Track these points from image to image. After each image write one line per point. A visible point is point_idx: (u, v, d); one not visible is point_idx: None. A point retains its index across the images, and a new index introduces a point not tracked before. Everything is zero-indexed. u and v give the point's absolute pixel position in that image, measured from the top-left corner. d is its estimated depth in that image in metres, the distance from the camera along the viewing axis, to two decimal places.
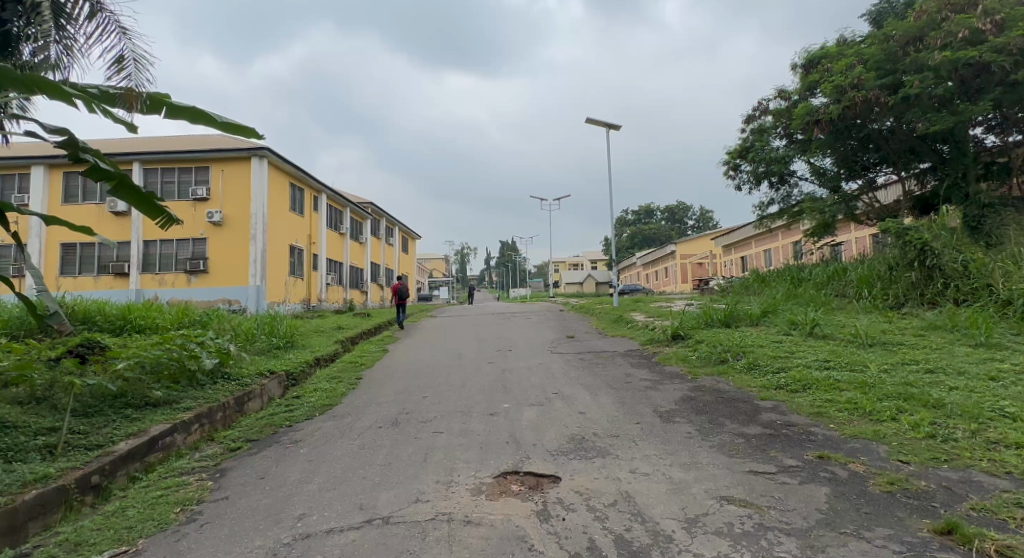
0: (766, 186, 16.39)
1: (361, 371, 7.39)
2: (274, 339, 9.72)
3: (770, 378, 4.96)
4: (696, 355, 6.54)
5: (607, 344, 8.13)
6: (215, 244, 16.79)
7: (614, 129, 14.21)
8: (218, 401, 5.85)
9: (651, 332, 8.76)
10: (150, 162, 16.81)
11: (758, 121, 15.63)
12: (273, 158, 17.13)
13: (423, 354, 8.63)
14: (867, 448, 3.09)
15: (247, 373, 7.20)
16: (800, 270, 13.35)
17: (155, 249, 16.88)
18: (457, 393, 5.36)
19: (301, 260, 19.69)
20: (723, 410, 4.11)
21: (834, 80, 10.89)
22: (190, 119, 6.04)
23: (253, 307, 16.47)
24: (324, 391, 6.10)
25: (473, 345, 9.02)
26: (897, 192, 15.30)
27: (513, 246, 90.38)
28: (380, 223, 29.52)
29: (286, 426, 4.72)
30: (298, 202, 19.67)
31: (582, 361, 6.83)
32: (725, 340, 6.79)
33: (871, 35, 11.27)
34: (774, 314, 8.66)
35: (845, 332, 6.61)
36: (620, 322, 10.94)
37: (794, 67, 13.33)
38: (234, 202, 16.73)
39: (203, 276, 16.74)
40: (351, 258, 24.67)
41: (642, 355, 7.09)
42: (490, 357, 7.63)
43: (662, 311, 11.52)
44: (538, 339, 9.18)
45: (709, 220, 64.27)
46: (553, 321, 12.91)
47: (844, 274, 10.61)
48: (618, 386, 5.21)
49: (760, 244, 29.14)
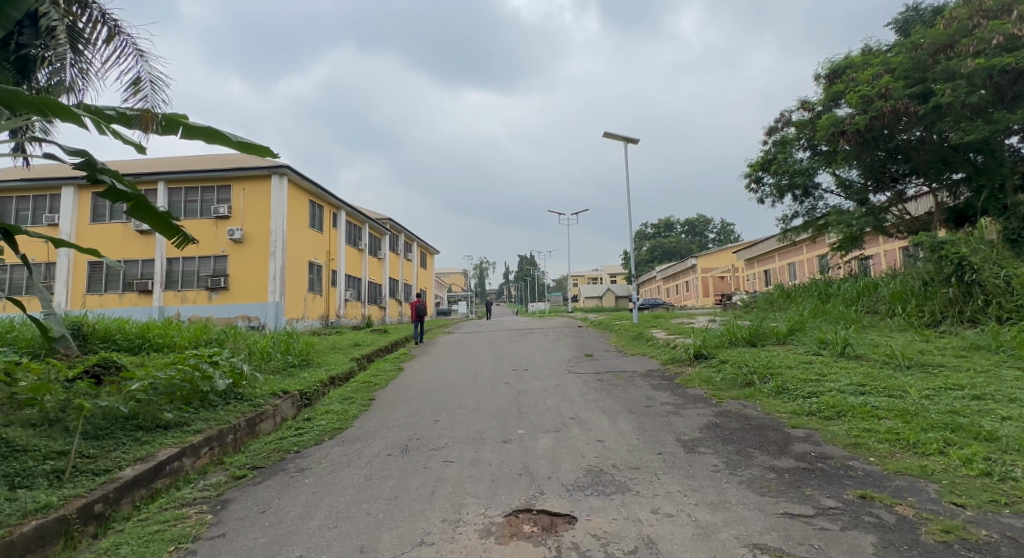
0: (790, 199, 16.01)
1: (374, 391, 7.27)
2: (290, 357, 9.70)
3: (801, 403, 4.66)
4: (720, 377, 6.24)
5: (626, 363, 7.88)
6: (236, 261, 17.00)
7: (631, 143, 14.04)
8: (230, 424, 5.77)
9: (672, 350, 8.47)
10: (174, 182, 17.20)
11: (780, 133, 15.31)
12: (293, 176, 17.36)
13: (438, 373, 8.49)
14: (914, 487, 2.81)
15: (260, 393, 7.13)
16: (827, 284, 12.91)
17: (178, 266, 17.17)
18: (471, 417, 5.18)
19: (320, 277, 19.83)
20: (751, 440, 3.84)
21: (859, 90, 10.60)
22: (206, 139, 6.08)
23: (272, 323, 16.57)
24: (336, 413, 5.98)
25: (489, 364, 8.85)
26: (928, 204, 14.78)
27: (531, 261, 90.31)
28: (399, 239, 29.73)
29: (294, 452, 4.60)
30: (317, 219, 19.89)
31: (600, 382, 6.59)
32: (751, 361, 6.48)
33: (899, 43, 10.97)
34: (802, 331, 8.30)
35: (879, 353, 6.26)
36: (640, 339, 10.65)
37: (817, 78, 13.04)
38: (255, 220, 16.96)
39: (224, 293, 16.94)
40: (370, 274, 24.81)
41: (663, 375, 6.82)
42: (506, 377, 7.44)
43: (683, 328, 11.22)
44: (556, 357, 8.96)
45: (731, 233, 63.38)
46: (571, 337, 12.67)
47: (875, 290, 10.20)
48: (638, 410, 4.96)
49: (784, 257, 28.53)
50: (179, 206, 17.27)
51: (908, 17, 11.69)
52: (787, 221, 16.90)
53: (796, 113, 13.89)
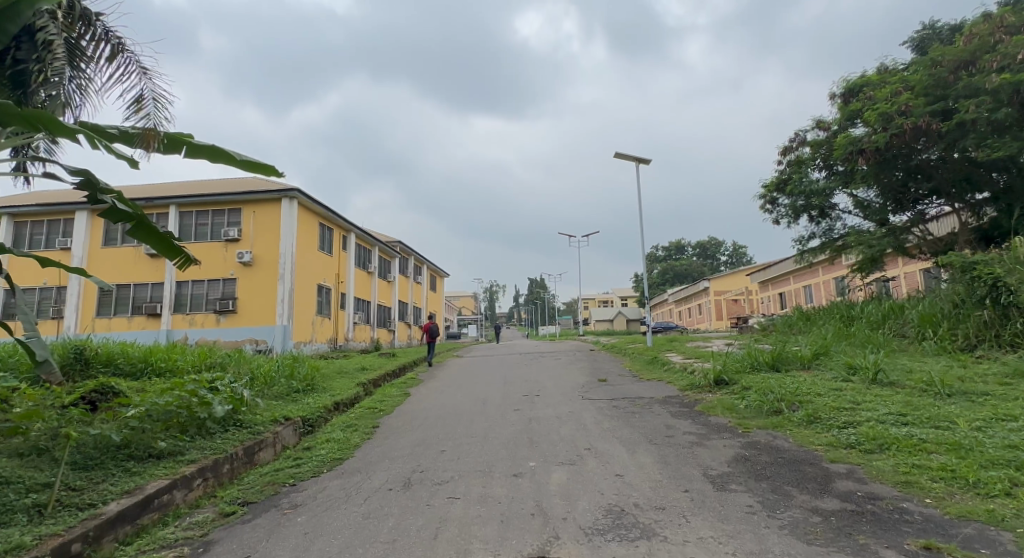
0: (806, 220, 15.69)
1: (379, 418, 6.97)
2: (294, 382, 9.45)
3: (838, 434, 4.28)
4: (744, 404, 5.86)
5: (642, 389, 7.51)
6: (244, 284, 16.94)
7: (643, 162, 13.83)
8: (226, 452, 5.50)
9: (690, 375, 8.10)
10: (186, 206, 17.33)
11: (795, 152, 15.05)
12: (303, 199, 17.40)
13: (445, 398, 8.17)
14: (984, 536, 2.45)
15: (260, 420, 6.86)
16: (849, 307, 12.49)
17: (187, 289, 17.14)
18: (478, 447, 4.86)
19: (329, 300, 19.69)
20: (787, 476, 3.48)
21: (877, 108, 10.38)
22: (210, 158, 5.99)
23: (280, 346, 16.37)
24: (337, 441, 5.70)
25: (499, 389, 8.52)
26: (951, 223, 14.36)
27: (542, 284, 90.13)
28: (409, 262, 29.67)
29: (289, 485, 4.30)
30: (327, 242, 19.87)
31: (616, 410, 6.23)
32: (777, 387, 6.10)
33: (917, 61, 10.78)
34: (827, 356, 7.89)
35: (915, 380, 5.87)
36: (656, 364, 10.25)
37: (832, 96, 12.85)
38: (265, 243, 16.95)
39: (232, 316, 16.84)
40: (379, 297, 24.67)
41: (682, 402, 6.45)
42: (516, 403, 7.11)
43: (700, 352, 10.83)
44: (568, 383, 8.60)
45: (743, 256, 62.84)
46: (583, 362, 12.29)
47: (902, 312, 9.78)
48: (659, 440, 4.61)
49: (800, 279, 28.05)
50: (189, 230, 17.33)
51: (924, 36, 11.54)
52: (804, 242, 16.54)
53: (811, 133, 13.66)
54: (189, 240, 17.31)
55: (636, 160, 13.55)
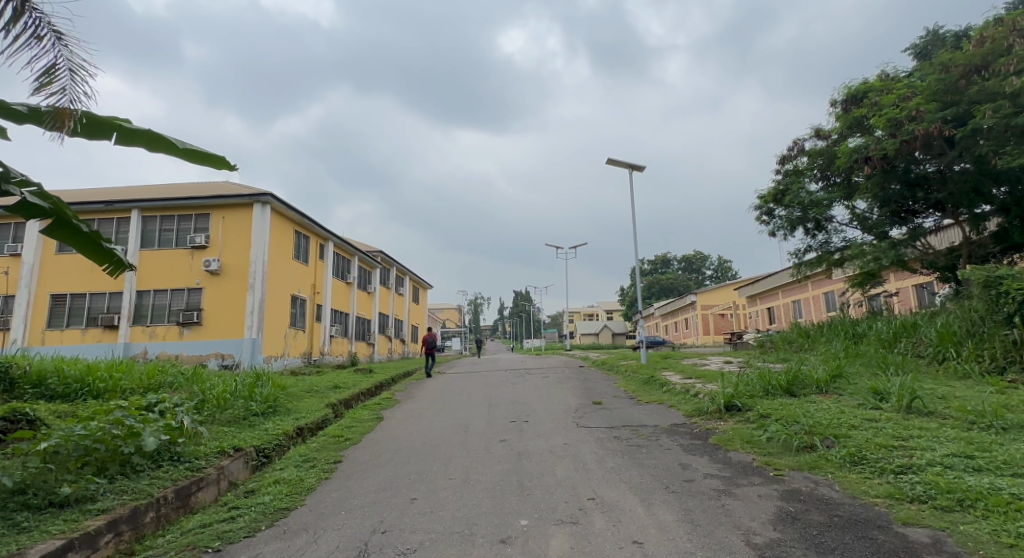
0: (803, 233, 15.17)
1: (341, 450, 6.04)
2: (254, 404, 8.46)
3: (897, 482, 3.50)
4: (767, 437, 5.07)
5: (644, 415, 6.70)
6: (211, 295, 15.83)
7: (637, 169, 13.12)
8: (150, 497, 4.51)
9: (695, 399, 7.32)
10: (149, 211, 16.22)
11: (792, 162, 14.56)
12: (277, 205, 16.43)
13: (421, 424, 7.25)
14: None
15: (203, 452, 5.87)
16: (852, 323, 11.87)
17: (149, 300, 15.98)
18: (458, 495, 3.99)
19: (303, 312, 18.61)
20: (858, 548, 2.66)
21: (884, 115, 9.89)
22: (147, 146, 5.04)
23: (247, 361, 15.23)
24: (288, 481, 4.77)
25: (483, 414, 7.65)
26: (952, 236, 13.86)
27: (527, 296, 89.38)
28: (390, 272, 28.70)
29: (213, 550, 3.36)
30: (303, 250, 18.85)
31: (618, 442, 5.39)
32: (802, 417, 5.33)
33: (923, 67, 10.36)
34: (845, 379, 7.17)
35: (959, 409, 5.15)
36: (653, 384, 9.45)
37: (832, 104, 12.38)
38: (234, 251, 15.92)
39: (196, 328, 15.69)
40: (358, 309, 23.60)
41: (692, 433, 5.63)
42: (502, 432, 6.24)
43: (700, 371, 10.09)
44: (559, 406, 7.75)
45: (728, 271, 62.94)
46: (574, 380, 11.44)
47: (915, 330, 9.14)
48: (677, 489, 3.77)
49: (789, 294, 27.83)
50: (152, 236, 16.20)
51: (929, 42, 11.14)
52: (801, 255, 16.03)
53: (810, 141, 13.17)
54: (152, 247, 16.17)
55: (629, 166, 12.83)
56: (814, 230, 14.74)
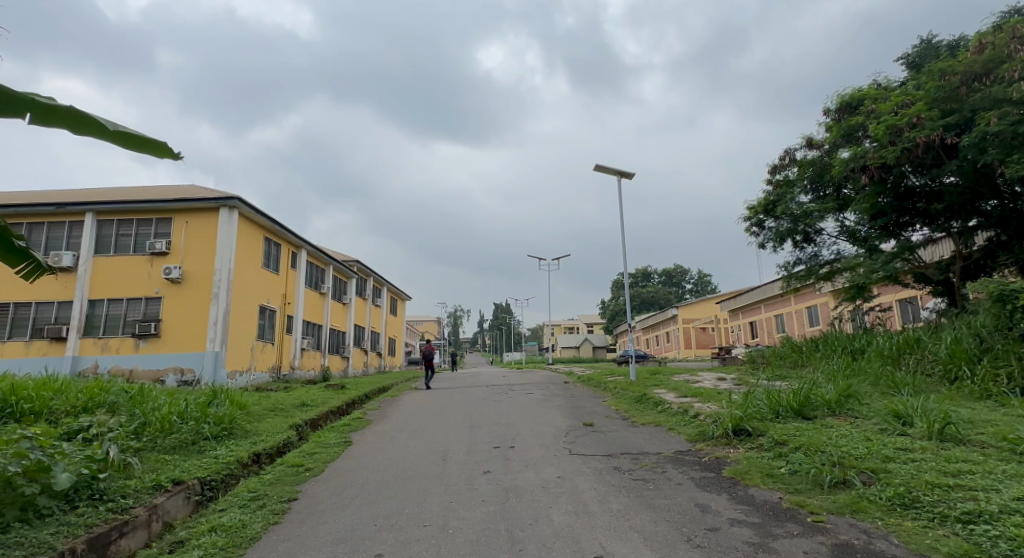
0: (792, 245, 14.86)
1: (298, 484, 5.22)
2: (206, 426, 7.54)
3: (971, 536, 2.86)
4: (789, 470, 4.43)
5: (643, 441, 6.02)
6: (170, 305, 14.74)
7: (626, 176, 12.57)
8: (51, 552, 3.63)
9: (697, 422, 6.68)
10: (105, 214, 15.11)
11: (783, 173, 14.25)
12: (245, 209, 15.50)
13: (394, 450, 6.44)
14: None
15: (134, 488, 4.98)
16: (848, 338, 11.46)
17: (102, 309, 14.82)
18: (435, 550, 3.22)
19: (272, 323, 17.56)
20: None
21: (882, 123, 9.61)
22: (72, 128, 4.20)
23: (209, 377, 14.16)
24: (225, 529, 3.92)
25: (463, 437, 6.89)
26: (942, 250, 13.62)
27: (507, 308, 88.65)
28: (367, 283, 27.75)
29: None
30: (273, 258, 17.88)
31: (620, 475, 4.68)
32: (827, 446, 4.71)
33: (919, 76, 10.13)
34: (856, 400, 6.64)
35: (999, 436, 4.59)
36: (647, 404, 8.81)
37: (825, 113, 12.11)
38: (197, 258, 14.90)
39: (154, 341, 14.57)
40: (332, 321, 22.58)
41: (701, 463, 4.97)
42: (485, 461, 5.48)
43: (695, 389, 9.50)
44: (547, 429, 7.05)
45: (708, 285, 63.27)
46: (560, 397, 10.72)
47: (919, 346, 8.68)
48: (703, 543, 3.07)
49: (772, 309, 27.76)
50: (108, 241, 15.08)
51: (921, 51, 10.93)
52: (790, 267, 15.74)
53: (802, 151, 12.90)
54: (107, 252, 15.04)
55: (618, 173, 12.32)
56: (803, 243, 14.42)
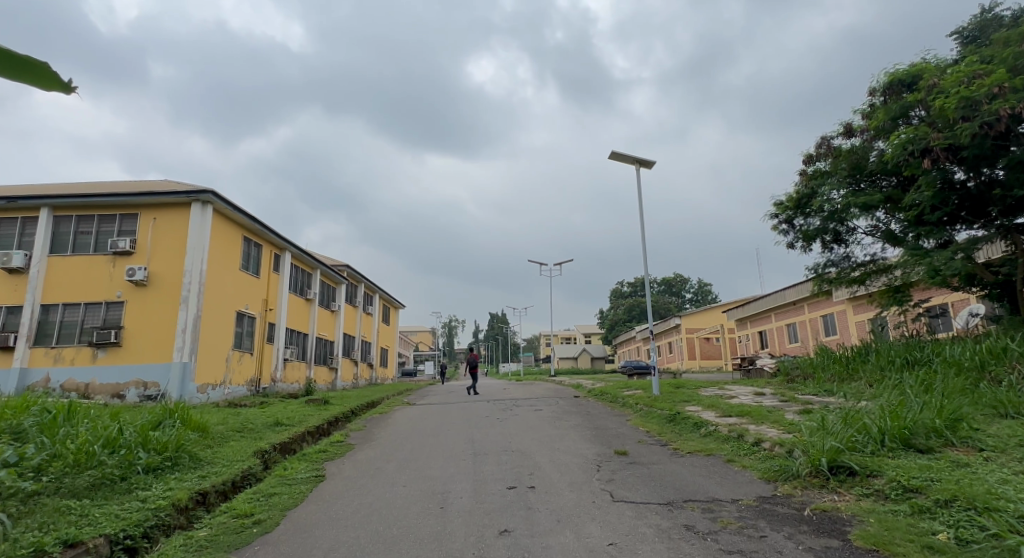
0: (822, 246, 13.55)
1: (236, 550, 3.71)
2: (144, 454, 6.03)
3: None
4: (956, 537, 2.97)
5: (707, 481, 4.57)
6: (133, 310, 13.19)
7: (645, 166, 11.18)
8: None
9: (766, 455, 5.23)
10: (63, 209, 13.60)
11: (815, 165, 12.96)
12: (221, 205, 14.01)
13: (377, 492, 4.95)
14: None
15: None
16: (900, 346, 10.07)
17: (56, 315, 13.27)
18: None
19: (251, 331, 16.02)
20: None
21: (948, 97, 8.35)
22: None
23: (175, 392, 12.58)
24: None
25: (467, 472, 5.41)
26: (995, 251, 12.25)
27: (502, 318, 87.01)
28: (358, 289, 26.28)
29: None
30: (253, 260, 16.37)
31: (700, 542, 3.21)
32: (996, 497, 3.26)
33: (986, 46, 8.91)
34: (969, 424, 5.18)
35: None
36: (683, 425, 7.36)
37: (870, 95, 10.86)
38: (166, 257, 13.40)
39: (114, 351, 12.98)
40: (319, 329, 21.04)
41: (808, 521, 3.52)
42: (498, 514, 3.99)
43: (738, 407, 8.05)
44: (573, 461, 5.58)
45: (709, 295, 62.03)
46: (575, 415, 9.24)
47: (1005, 355, 7.28)
48: None
49: (783, 317, 26.53)
50: (66, 239, 13.56)
51: (981, 23, 9.68)
52: (819, 270, 14.41)
53: (839, 140, 11.67)
54: (64, 251, 13.52)
55: (635, 161, 10.95)
56: (833, 243, 13.13)
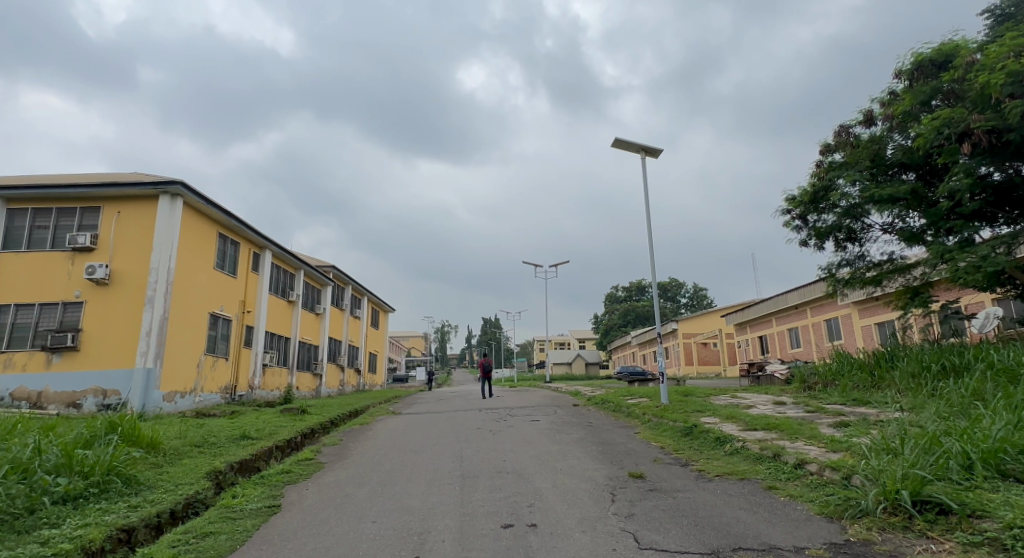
0: (835, 245, 12.74)
1: None
2: (61, 478, 4.97)
3: None
4: None
5: (753, 518, 3.63)
6: (93, 311, 12.09)
7: (651, 154, 10.29)
8: None
9: (817, 482, 4.29)
10: (18, 201, 12.51)
11: (829, 157, 12.14)
12: (192, 199, 12.96)
13: (340, 532, 3.95)
14: None
15: None
16: (932, 349, 9.19)
17: (8, 316, 12.16)
18: None
19: (225, 335, 14.92)
20: None
21: (991, 73, 7.56)
22: None
23: (137, 401, 11.48)
24: None
25: (455, 503, 4.43)
26: None
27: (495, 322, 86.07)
28: (345, 291, 25.20)
29: None
30: (230, 258, 15.29)
31: None
32: None
33: None
34: None
35: None
36: (703, 440, 6.41)
37: (894, 79, 10.06)
38: (130, 254, 12.33)
39: (71, 355, 11.88)
40: (302, 333, 19.97)
41: None
42: None
43: (762, 419, 7.12)
44: (580, 488, 4.60)
45: (705, 299, 61.47)
46: (576, 427, 8.28)
47: None
48: None
49: (784, 321, 25.78)
50: (21, 234, 12.47)
51: None
52: (832, 270, 13.57)
53: (858, 128, 10.87)
54: (18, 247, 12.42)
55: (641, 149, 10.09)
56: (847, 241, 12.31)
